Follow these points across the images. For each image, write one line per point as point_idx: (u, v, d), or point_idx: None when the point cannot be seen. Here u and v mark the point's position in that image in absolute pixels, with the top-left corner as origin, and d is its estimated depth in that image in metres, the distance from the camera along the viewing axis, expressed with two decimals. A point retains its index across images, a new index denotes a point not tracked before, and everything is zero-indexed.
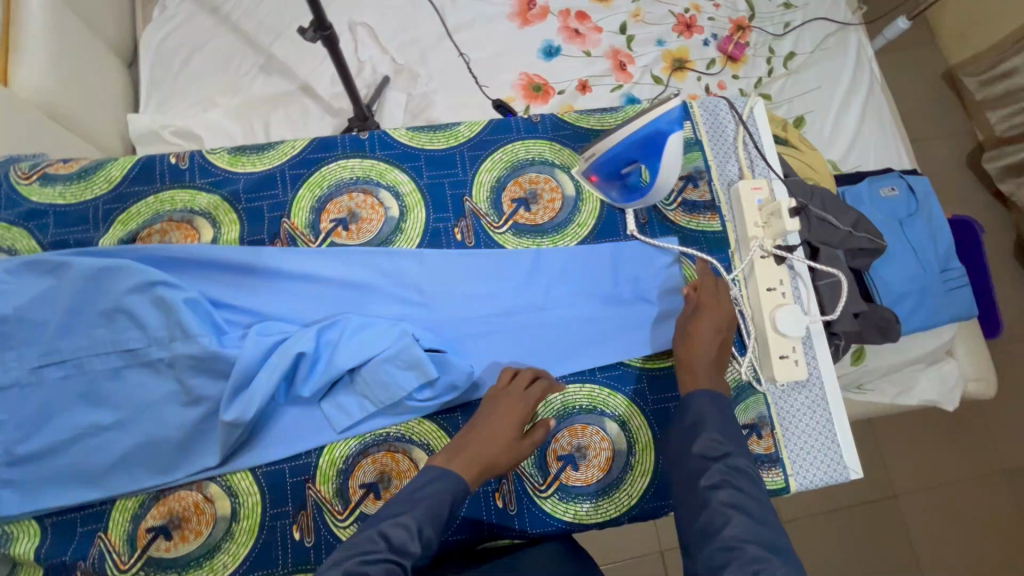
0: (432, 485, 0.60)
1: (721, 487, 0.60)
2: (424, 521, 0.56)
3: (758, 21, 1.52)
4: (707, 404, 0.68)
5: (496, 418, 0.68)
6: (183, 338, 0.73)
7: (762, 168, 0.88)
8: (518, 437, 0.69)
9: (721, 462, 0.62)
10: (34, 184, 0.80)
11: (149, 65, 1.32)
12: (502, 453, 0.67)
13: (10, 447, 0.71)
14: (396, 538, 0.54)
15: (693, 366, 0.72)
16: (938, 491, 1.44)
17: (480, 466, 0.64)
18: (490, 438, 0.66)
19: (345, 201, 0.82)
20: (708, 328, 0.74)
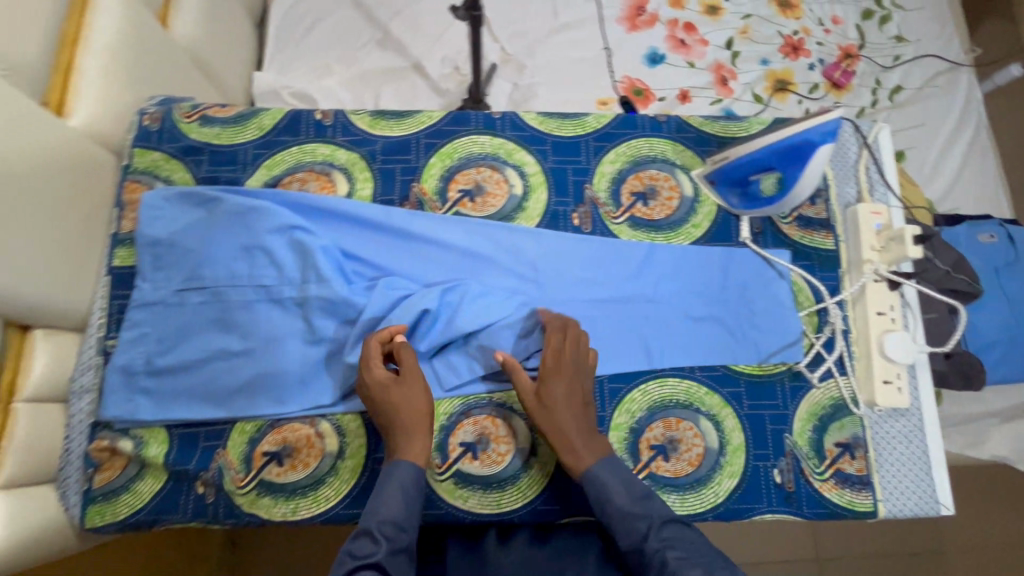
0: (387, 488, 0.66)
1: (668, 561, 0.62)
2: (380, 522, 0.63)
3: (868, 51, 1.50)
4: (608, 479, 0.69)
5: (379, 405, 0.70)
6: (317, 281, 0.78)
7: (882, 195, 0.88)
8: (410, 387, 0.70)
9: (650, 532, 0.65)
10: (194, 122, 0.87)
11: (276, 29, 1.40)
12: (418, 404, 0.70)
13: (152, 358, 0.77)
14: (360, 549, 0.61)
15: (570, 439, 0.70)
16: (990, 553, 1.39)
17: (412, 438, 0.69)
18: (395, 419, 0.69)
19: (473, 173, 0.86)
20: (566, 397, 0.71)
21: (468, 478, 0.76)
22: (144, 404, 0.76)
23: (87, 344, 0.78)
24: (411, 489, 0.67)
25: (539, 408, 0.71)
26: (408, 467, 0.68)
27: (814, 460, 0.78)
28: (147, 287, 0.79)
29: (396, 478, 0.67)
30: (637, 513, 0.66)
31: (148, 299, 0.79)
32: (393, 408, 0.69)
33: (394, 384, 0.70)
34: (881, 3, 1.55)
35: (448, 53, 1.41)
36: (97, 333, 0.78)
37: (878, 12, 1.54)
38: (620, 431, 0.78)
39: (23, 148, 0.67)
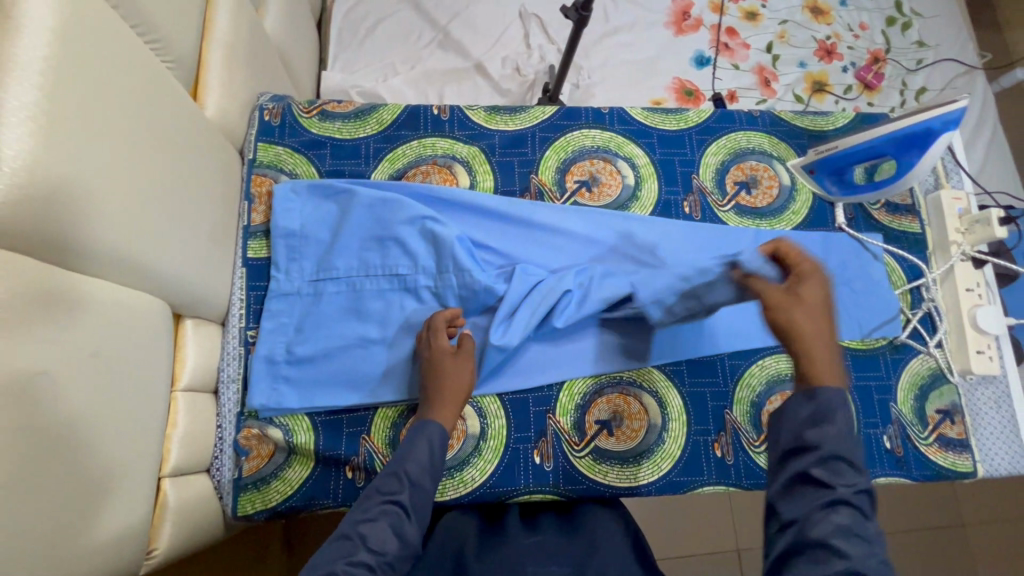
0: (417, 439, 0.69)
1: (844, 515, 0.47)
2: (408, 465, 0.65)
3: (893, 55, 1.61)
4: (841, 407, 0.52)
5: (431, 369, 0.75)
6: (455, 270, 0.81)
7: (957, 179, 0.96)
8: (458, 366, 0.76)
9: (852, 486, 0.49)
10: (314, 118, 0.88)
11: (337, 31, 1.41)
12: (463, 380, 0.75)
13: (292, 347, 0.79)
14: (387, 485, 0.63)
15: (816, 344, 0.55)
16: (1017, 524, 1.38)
17: (449, 405, 0.73)
18: (439, 386, 0.74)
19: (587, 165, 0.90)
20: (817, 304, 0.58)
21: (606, 454, 0.80)
22: (288, 393, 0.77)
23: (230, 335, 0.79)
24: (433, 448, 0.68)
25: (786, 300, 0.59)
26: (434, 425, 0.70)
27: (918, 426, 0.85)
28: (284, 278, 0.81)
29: (424, 433, 0.69)
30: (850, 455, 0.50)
31: (285, 290, 0.80)
32: (439, 376, 0.74)
33: (449, 356, 0.76)
34: (902, 11, 1.66)
35: (508, 53, 1.44)
36: (237, 324, 0.79)
37: (900, 19, 1.65)
38: (743, 405, 0.83)
39: (180, 135, 0.69)
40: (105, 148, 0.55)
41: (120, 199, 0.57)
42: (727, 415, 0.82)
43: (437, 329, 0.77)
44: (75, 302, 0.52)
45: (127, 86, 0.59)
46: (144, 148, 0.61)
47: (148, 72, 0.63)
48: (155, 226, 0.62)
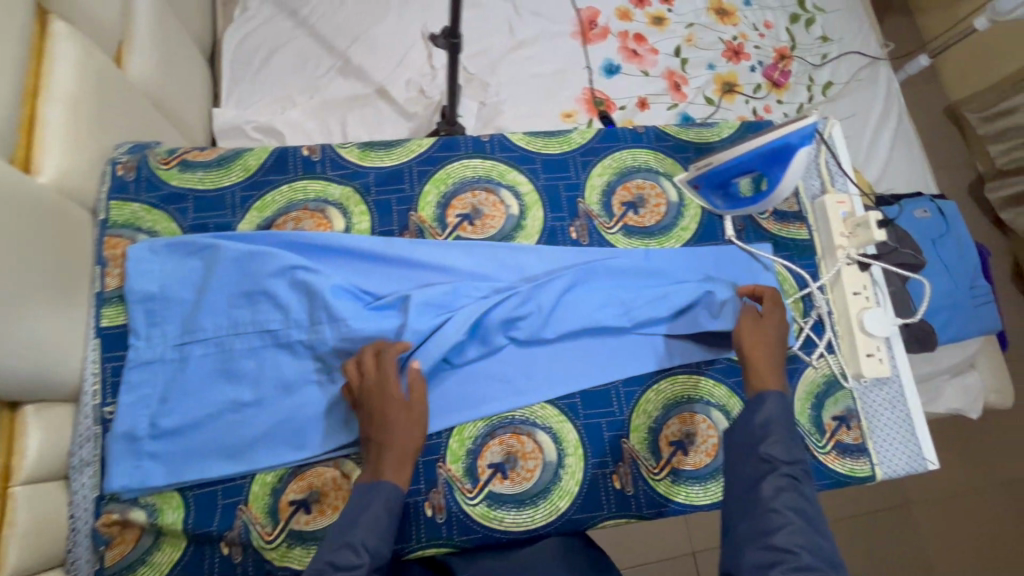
0: (371, 505, 0.67)
1: (785, 490, 0.64)
2: (363, 535, 0.64)
3: (799, 52, 1.63)
4: (779, 407, 0.71)
5: (381, 416, 0.71)
6: (328, 321, 0.77)
7: (842, 183, 0.97)
8: (411, 416, 0.72)
9: (792, 464, 0.66)
10: (173, 169, 0.83)
11: (229, 63, 1.36)
12: (413, 430, 0.72)
13: (156, 420, 0.73)
14: (343, 560, 0.62)
15: (771, 363, 0.76)
16: (961, 494, 1.49)
17: (402, 463, 0.70)
18: (391, 442, 0.70)
19: (469, 197, 0.87)
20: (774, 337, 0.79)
21: (501, 498, 0.77)
22: (155, 470, 0.72)
23: (83, 414, 0.73)
24: (390, 512, 0.67)
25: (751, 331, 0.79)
26: (391, 487, 0.68)
27: (816, 435, 0.84)
28: (144, 346, 0.76)
29: (380, 496, 0.67)
30: (787, 441, 0.68)
31: (146, 358, 0.75)
32: (387, 431, 0.70)
33: (399, 407, 0.71)
34: (805, 7, 1.69)
35: (411, 75, 1.41)
36: (92, 401, 0.74)
37: (803, 15, 1.68)
38: (640, 432, 0.81)
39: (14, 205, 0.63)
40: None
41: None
42: (625, 445, 0.81)
43: (382, 375, 0.72)
44: None
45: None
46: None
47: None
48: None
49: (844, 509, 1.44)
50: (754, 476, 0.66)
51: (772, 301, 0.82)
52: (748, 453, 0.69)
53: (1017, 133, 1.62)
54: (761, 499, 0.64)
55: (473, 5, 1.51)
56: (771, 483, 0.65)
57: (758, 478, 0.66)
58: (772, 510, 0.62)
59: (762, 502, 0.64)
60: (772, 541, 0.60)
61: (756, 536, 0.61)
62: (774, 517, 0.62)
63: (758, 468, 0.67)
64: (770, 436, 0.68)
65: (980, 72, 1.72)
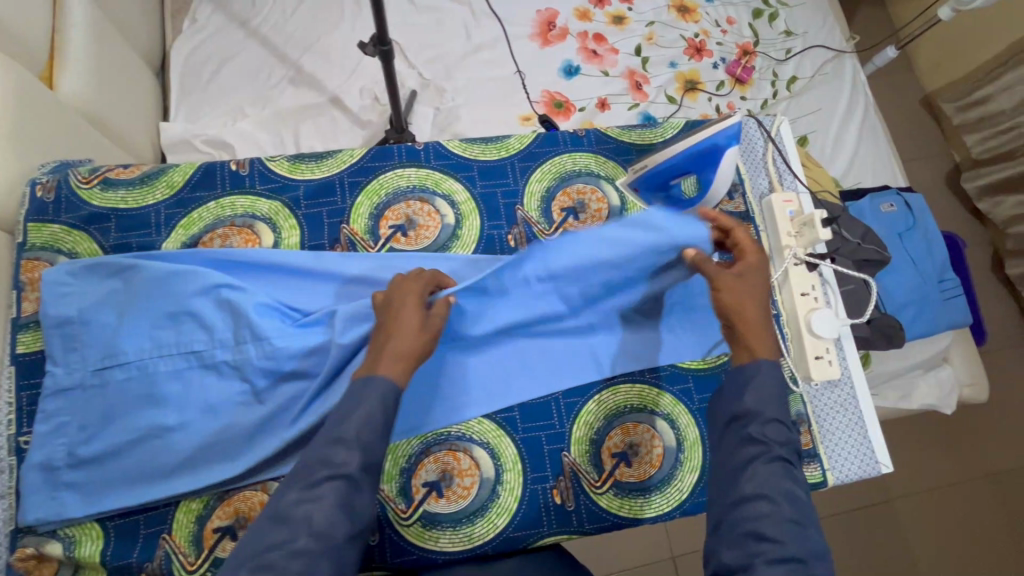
0: (358, 407, 0.57)
1: (775, 475, 0.55)
2: (359, 431, 0.55)
3: (763, 47, 1.61)
4: (777, 379, 0.62)
5: (399, 306, 0.64)
6: (253, 341, 0.74)
7: (790, 181, 0.95)
8: (428, 322, 0.65)
9: (786, 446, 0.58)
10: (95, 188, 0.81)
11: (179, 75, 1.34)
12: (421, 337, 0.63)
13: (74, 449, 0.71)
14: (337, 460, 0.53)
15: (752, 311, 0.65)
16: (943, 489, 1.46)
17: (406, 361, 0.61)
18: (395, 345, 0.61)
19: (403, 208, 0.85)
20: (752, 281, 0.67)
21: (436, 518, 0.75)
22: (73, 501, 0.70)
23: None
24: (385, 410, 0.58)
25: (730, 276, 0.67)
26: (386, 376, 0.59)
27: None
28: (62, 372, 0.73)
29: (377, 391, 0.58)
30: (780, 421, 0.59)
31: (65, 385, 0.73)
32: (392, 332, 0.62)
33: (416, 315, 0.64)
34: (768, 2, 1.67)
35: (365, 83, 1.39)
36: (6, 431, 0.72)
37: (766, 11, 1.66)
38: (581, 444, 0.79)
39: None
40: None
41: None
42: (565, 458, 0.79)
43: (410, 282, 0.67)
44: None
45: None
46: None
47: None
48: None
49: (824, 508, 1.41)
50: (741, 458, 0.57)
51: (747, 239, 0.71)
52: (736, 430, 0.59)
53: (991, 122, 1.59)
54: (743, 484, 0.55)
55: (428, 10, 1.49)
56: (761, 468, 0.56)
57: (746, 461, 0.57)
58: (756, 497, 0.54)
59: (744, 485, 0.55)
60: (757, 529, 0.52)
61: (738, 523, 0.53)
62: (761, 505, 0.53)
63: (745, 450, 0.58)
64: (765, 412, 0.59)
65: (955, 61, 1.68)
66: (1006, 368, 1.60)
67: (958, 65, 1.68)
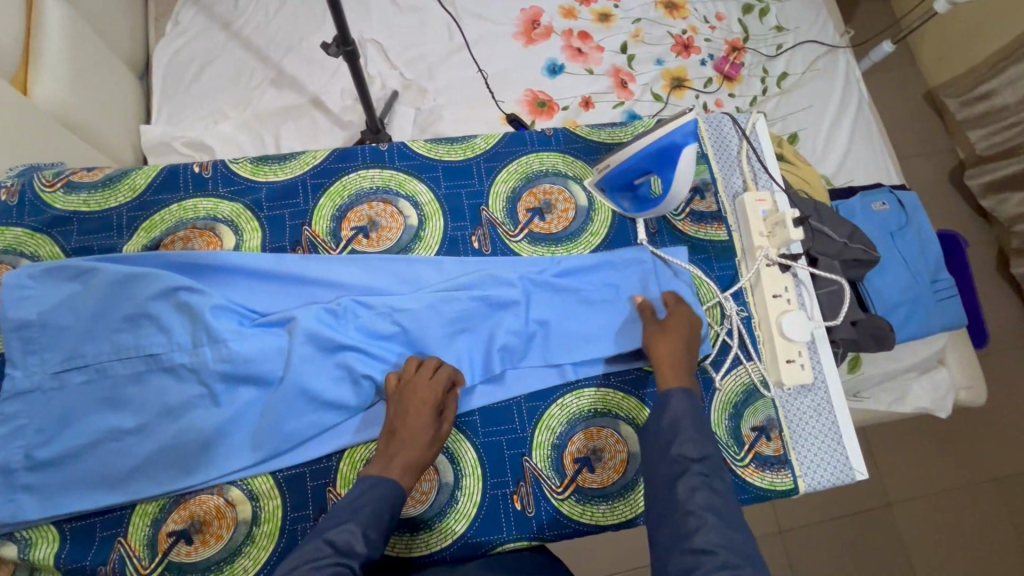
0: (376, 493, 0.64)
1: (699, 489, 0.61)
2: (366, 525, 0.62)
3: (752, 43, 1.58)
4: (687, 405, 0.69)
5: (415, 415, 0.70)
6: (211, 344, 0.72)
7: (765, 180, 0.92)
8: (437, 432, 0.71)
9: (703, 461, 0.63)
10: (58, 191, 0.82)
11: (161, 78, 1.35)
12: (429, 440, 0.70)
13: (31, 452, 0.71)
14: (343, 543, 0.59)
15: (676, 361, 0.73)
16: (943, 494, 1.42)
17: (415, 469, 0.68)
18: (409, 449, 0.68)
19: (365, 209, 0.84)
20: (674, 338, 0.76)
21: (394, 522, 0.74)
22: (29, 503, 0.70)
23: None
24: (390, 507, 0.65)
25: (657, 332, 0.77)
26: (397, 485, 0.66)
27: (734, 447, 0.80)
28: (22, 375, 0.73)
29: (385, 493, 0.65)
30: (700, 440, 0.65)
31: (23, 388, 0.72)
32: (404, 433, 0.69)
33: (428, 416, 0.70)
34: None
35: (346, 84, 1.38)
36: None
37: (757, 5, 1.62)
38: (543, 449, 0.78)
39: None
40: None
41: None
42: (526, 463, 0.77)
43: (423, 372, 0.73)
44: None
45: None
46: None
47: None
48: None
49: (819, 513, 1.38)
50: (669, 478, 0.64)
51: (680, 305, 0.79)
52: (662, 454, 0.66)
53: (997, 116, 1.53)
54: (679, 501, 0.61)
55: (411, 11, 1.48)
56: (685, 484, 0.62)
57: (674, 479, 0.63)
58: (689, 513, 0.59)
59: (679, 505, 0.61)
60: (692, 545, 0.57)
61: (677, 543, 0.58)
62: (690, 521, 0.59)
63: (671, 469, 0.64)
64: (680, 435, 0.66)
65: (958, 54, 1.63)
66: (1009, 369, 1.55)
67: (961, 58, 1.63)
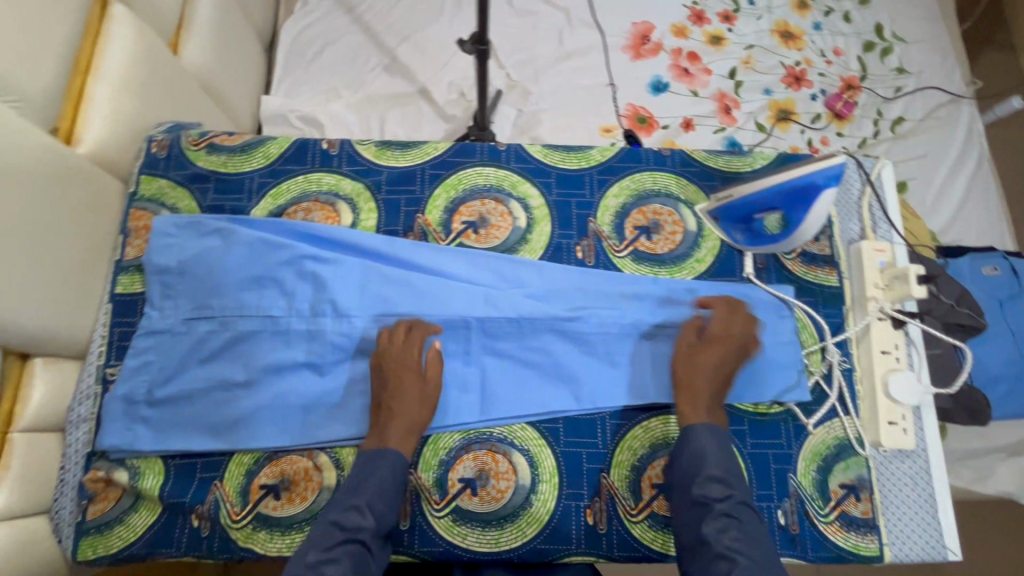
0: (372, 478, 0.69)
1: (726, 530, 0.64)
2: (370, 500, 0.67)
3: (869, 82, 1.51)
4: (709, 441, 0.70)
5: (395, 383, 0.73)
6: (333, 315, 0.78)
7: (886, 230, 0.88)
8: (425, 392, 0.74)
9: (727, 500, 0.66)
10: (201, 150, 0.88)
11: (285, 53, 1.42)
12: (416, 402, 0.73)
13: (153, 388, 0.77)
14: (349, 520, 0.65)
15: (696, 392, 0.74)
16: None
17: (411, 432, 0.72)
18: (393, 419, 0.72)
19: (477, 206, 0.86)
20: (713, 357, 0.75)
21: (467, 515, 0.75)
22: (143, 434, 0.75)
23: (87, 372, 0.78)
24: (395, 476, 0.70)
25: (688, 358, 0.76)
26: (397, 453, 0.71)
27: (818, 501, 0.77)
28: (156, 316, 0.79)
29: (387, 464, 0.70)
30: (722, 477, 0.68)
31: (156, 327, 0.79)
32: (388, 407, 0.72)
33: (400, 386, 0.73)
34: (882, 36, 1.56)
35: (454, 78, 1.42)
36: (97, 361, 0.79)
37: (879, 44, 1.55)
38: (622, 468, 0.77)
39: (22, 165, 0.67)
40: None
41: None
42: (604, 479, 0.77)
43: (395, 341, 0.75)
44: None
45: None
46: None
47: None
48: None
49: None
50: (694, 519, 0.67)
51: (728, 309, 0.78)
52: (685, 497, 0.69)
53: None
54: (707, 544, 0.64)
55: (524, 13, 1.51)
56: (711, 525, 0.65)
57: (698, 519, 0.66)
58: (720, 555, 0.62)
59: (709, 547, 0.63)
60: None
61: None
62: (722, 564, 0.61)
63: (695, 511, 0.67)
64: (702, 474, 0.68)
65: None
66: None
67: None
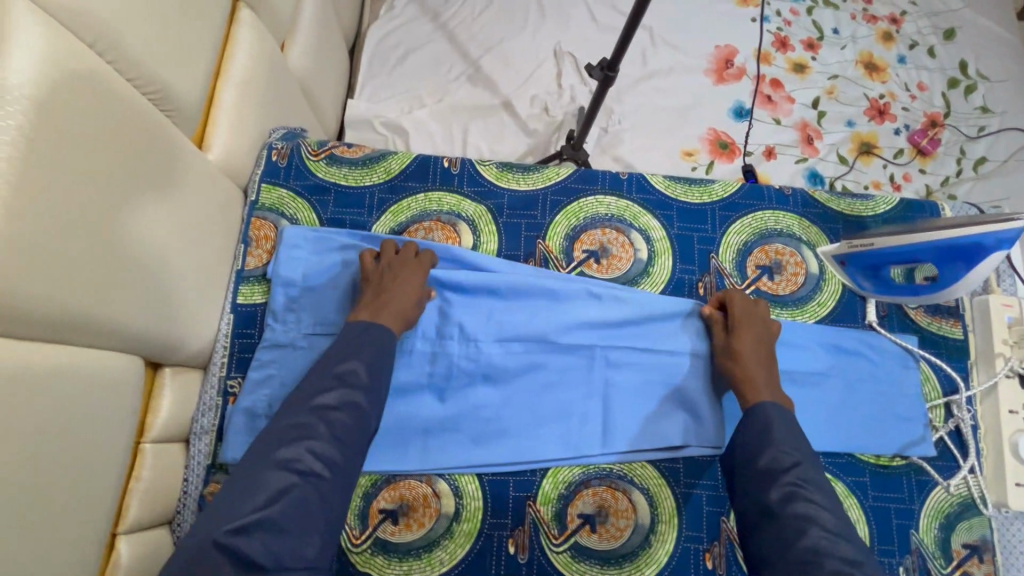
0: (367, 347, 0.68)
1: (795, 497, 0.62)
2: (365, 363, 0.67)
3: (952, 120, 1.49)
4: (779, 417, 0.69)
5: (397, 273, 0.76)
6: (460, 341, 0.78)
7: (1010, 284, 0.87)
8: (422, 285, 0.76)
9: (795, 469, 0.64)
10: (321, 161, 0.87)
11: (369, 57, 1.41)
12: (413, 293, 0.75)
13: (274, 402, 0.76)
14: (351, 376, 0.66)
15: (753, 377, 0.73)
16: None
17: (404, 319, 0.73)
18: (392, 300, 0.73)
19: (599, 234, 0.85)
20: (751, 339, 0.76)
21: (586, 551, 0.74)
22: None
23: (209, 384, 0.77)
24: (387, 351, 0.69)
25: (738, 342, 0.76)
26: (389, 329, 0.71)
27: (941, 560, 0.75)
28: (278, 329, 0.78)
29: (376, 332, 0.70)
30: (791, 449, 0.66)
31: (277, 340, 0.78)
32: (387, 290, 0.74)
33: (401, 275, 0.75)
34: (966, 72, 1.54)
35: (538, 91, 1.41)
36: (218, 372, 0.78)
37: (963, 81, 1.53)
38: None
39: (168, 171, 0.66)
40: (57, 191, 0.50)
41: (83, 250, 0.53)
42: (723, 524, 0.76)
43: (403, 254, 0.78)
44: (49, 379, 0.51)
45: (105, 122, 0.55)
46: (118, 201, 0.57)
47: (132, 112, 0.59)
48: (122, 276, 0.58)
49: None
50: (760, 486, 0.65)
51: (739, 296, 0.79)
52: (744, 463, 0.67)
53: None
54: (774, 512, 0.62)
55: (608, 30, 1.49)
56: (779, 492, 0.63)
57: (766, 487, 0.64)
58: (787, 522, 0.61)
59: (775, 514, 0.62)
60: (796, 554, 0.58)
61: (778, 549, 0.60)
62: (793, 529, 0.60)
63: (763, 480, 0.65)
64: (765, 444, 0.67)
65: None
66: None
67: None
